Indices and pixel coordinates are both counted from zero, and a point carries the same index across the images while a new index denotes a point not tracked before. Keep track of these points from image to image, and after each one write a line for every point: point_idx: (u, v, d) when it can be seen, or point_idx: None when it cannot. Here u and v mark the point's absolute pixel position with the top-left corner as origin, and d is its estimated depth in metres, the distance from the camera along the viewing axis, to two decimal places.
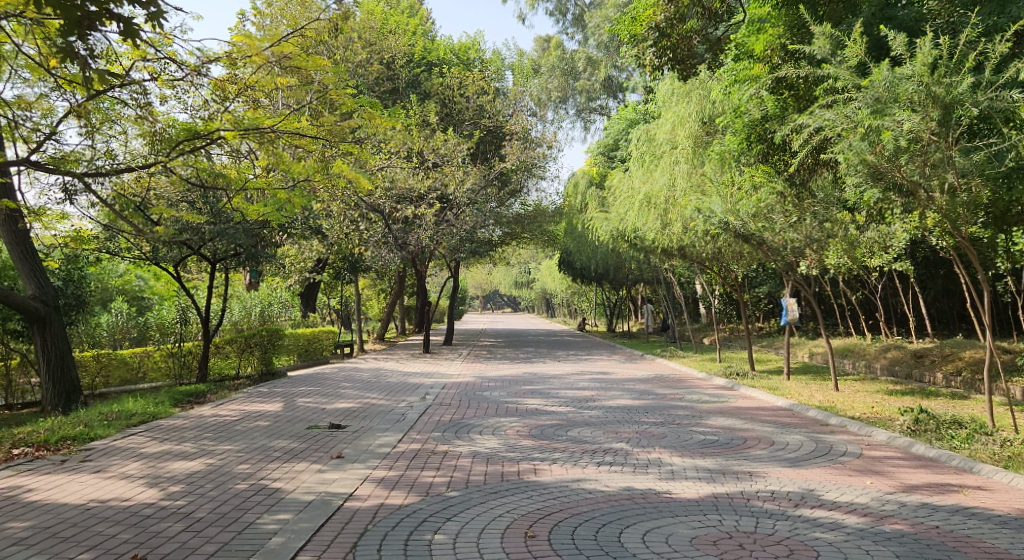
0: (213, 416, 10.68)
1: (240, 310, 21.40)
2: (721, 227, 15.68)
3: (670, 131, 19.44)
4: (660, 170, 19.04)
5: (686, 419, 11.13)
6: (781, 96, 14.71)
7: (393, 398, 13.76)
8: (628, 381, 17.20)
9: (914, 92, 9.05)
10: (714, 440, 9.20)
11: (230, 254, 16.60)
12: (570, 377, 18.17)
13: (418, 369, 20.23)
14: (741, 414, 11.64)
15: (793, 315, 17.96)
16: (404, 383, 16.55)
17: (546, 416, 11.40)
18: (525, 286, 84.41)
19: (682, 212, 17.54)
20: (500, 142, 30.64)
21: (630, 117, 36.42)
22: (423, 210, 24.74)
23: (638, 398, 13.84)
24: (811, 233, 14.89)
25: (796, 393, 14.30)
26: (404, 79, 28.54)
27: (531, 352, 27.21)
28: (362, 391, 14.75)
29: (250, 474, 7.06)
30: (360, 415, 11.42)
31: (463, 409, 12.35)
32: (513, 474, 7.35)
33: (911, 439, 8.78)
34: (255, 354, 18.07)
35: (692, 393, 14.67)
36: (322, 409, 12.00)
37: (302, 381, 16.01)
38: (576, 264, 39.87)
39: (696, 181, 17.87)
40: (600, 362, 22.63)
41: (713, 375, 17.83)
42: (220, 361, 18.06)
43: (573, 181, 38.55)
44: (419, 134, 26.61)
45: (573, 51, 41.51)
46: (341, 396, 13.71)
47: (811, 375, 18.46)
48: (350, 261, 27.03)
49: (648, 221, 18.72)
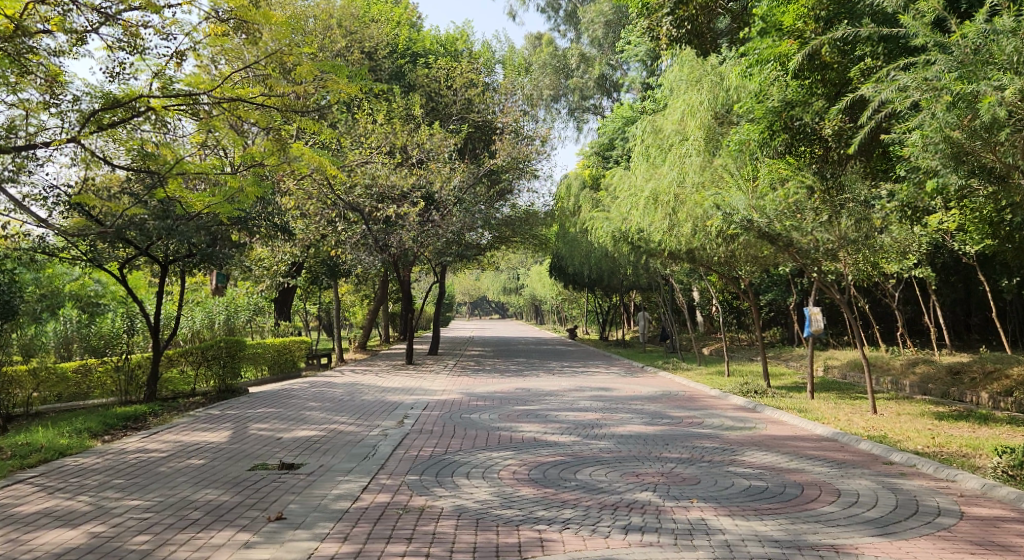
0: (136, 452, 8.70)
1: (203, 318, 19.40)
2: (743, 228, 13.74)
3: (679, 122, 17.46)
4: (668, 164, 17.10)
5: (716, 454, 9.22)
6: (806, 80, 13.11)
7: (365, 422, 11.81)
8: (634, 400, 15.30)
9: (1015, 51, 7.21)
10: (762, 489, 7.30)
11: (183, 254, 14.65)
12: (568, 394, 16.25)
13: (398, 385, 18.21)
14: (781, 447, 9.74)
15: (819, 327, 15.98)
16: (380, 402, 14.62)
17: (546, 450, 9.48)
18: (513, 292, 82.37)
19: (695, 210, 15.60)
20: (490, 138, 28.73)
21: (626, 114, 34.58)
22: (406, 209, 22.80)
23: (650, 424, 11.93)
24: (846, 234, 13.21)
25: (831, 416, 12.43)
26: (386, 70, 26.59)
27: (522, 363, 25.31)
28: (331, 414, 12.77)
29: (145, 554, 5.17)
30: (321, 449, 9.45)
31: (448, 438, 10.40)
32: (512, 551, 5.43)
33: (1018, 490, 6.87)
34: (213, 368, 16.03)
35: (711, 415, 12.75)
36: (277, 438, 10.06)
37: (263, 400, 14.00)
38: (568, 269, 37.98)
39: (711, 175, 15.94)
40: (599, 376, 20.70)
41: (727, 393, 15.98)
42: (174, 378, 15.97)
43: (566, 182, 36.51)
44: (402, 127, 24.67)
45: (565, 48, 39.63)
46: (305, 421, 11.73)
47: (836, 392, 16.62)
48: (328, 264, 25.02)
49: (656, 221, 16.80)
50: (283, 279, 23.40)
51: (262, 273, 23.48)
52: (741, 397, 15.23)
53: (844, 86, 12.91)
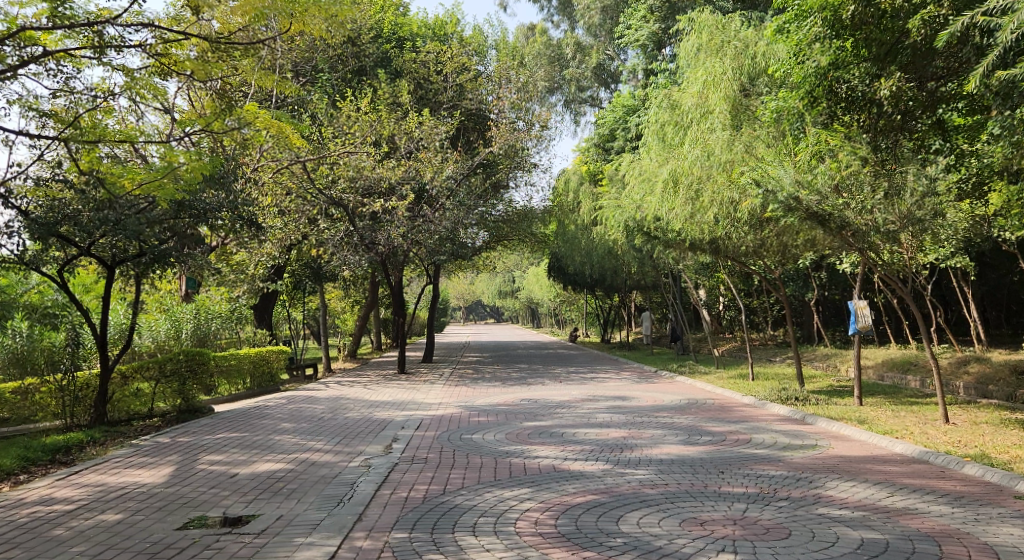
0: (38, 506, 6.71)
1: (169, 327, 17.46)
2: (785, 209, 11.78)
3: (699, 94, 15.36)
4: (688, 140, 15.17)
5: (793, 487, 7.19)
6: (845, 38, 11.02)
7: (345, 449, 9.74)
8: (659, 411, 13.26)
9: None
10: (886, 550, 5.29)
11: (133, 255, 12.65)
12: (583, 406, 14.18)
13: (388, 398, 16.13)
14: (871, 475, 7.71)
15: (866, 322, 13.99)
16: (367, 422, 12.54)
17: (571, 484, 7.44)
18: (509, 295, 80.00)
19: (724, 190, 13.69)
20: (484, 127, 26.71)
21: (628, 103, 32.56)
22: (394, 203, 20.82)
23: (689, 443, 9.87)
24: (909, 212, 11.33)
25: (903, 430, 10.43)
26: (370, 56, 24.52)
27: (524, 370, 23.24)
28: (307, 438, 10.70)
29: None
30: (287, 490, 7.43)
31: (448, 470, 8.36)
32: None
33: None
34: (172, 385, 13.95)
35: (760, 431, 10.70)
36: (230, 475, 8.01)
37: (227, 423, 11.93)
38: (568, 270, 35.97)
39: (744, 149, 13.95)
40: (611, 383, 18.65)
41: (764, 401, 13.98)
42: (129, 397, 13.66)
43: (564, 177, 34.46)
44: (388, 115, 22.72)
45: (560, 38, 37.61)
46: (273, 449, 9.68)
47: (883, 396, 14.64)
48: (314, 266, 23.22)
49: (677, 205, 14.86)
50: (263, 284, 21.43)
51: (240, 279, 21.33)
52: (783, 406, 13.22)
53: (900, 39, 10.55)
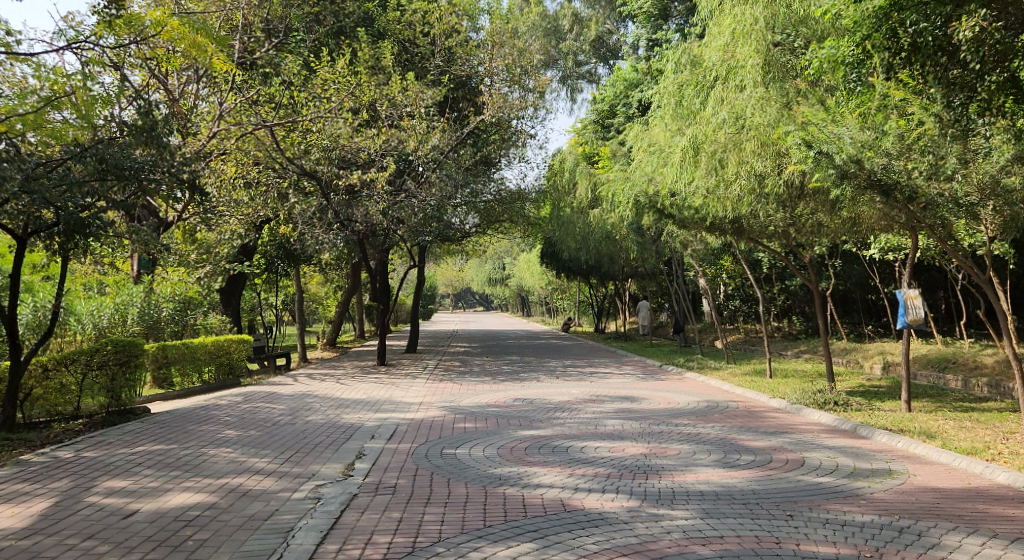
0: None
1: (113, 312, 15.54)
2: (841, 176, 9.54)
3: (725, 48, 13.23)
4: (711, 101, 13.15)
5: (900, 546, 5.19)
6: None
7: (294, 470, 7.72)
8: (679, 417, 11.22)
9: None
10: None
11: (48, 224, 10.45)
12: (585, 409, 12.14)
13: (361, 396, 14.05)
14: (997, 522, 5.69)
15: (917, 315, 11.88)
16: (330, 428, 10.46)
17: (591, 539, 5.40)
18: (499, 283, 77.32)
19: (756, 158, 11.80)
20: (475, 96, 24.53)
21: (630, 76, 30.39)
22: (372, 175, 18.70)
23: (730, 468, 7.73)
24: (992, 178, 9.38)
25: (992, 448, 8.37)
26: (351, 15, 22.30)
27: (516, 363, 21.15)
28: (251, 452, 8.63)
29: None
30: (196, 545, 5.39)
31: (422, 509, 6.29)
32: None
33: None
34: (101, 379, 11.66)
35: (814, 448, 8.59)
36: (125, 516, 6.00)
37: (158, 431, 9.81)
38: (562, 256, 33.80)
39: (780, 109, 11.83)
40: (615, 380, 16.62)
41: (799, 405, 11.93)
42: (51, 392, 11.31)
43: (559, 156, 32.28)
44: (368, 78, 20.48)
45: (556, 10, 35.21)
46: (202, 469, 7.63)
47: (933, 399, 12.65)
48: (286, 248, 21.30)
49: (697, 176, 13.00)
50: (229, 264, 18.77)
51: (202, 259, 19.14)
52: (825, 412, 11.18)
53: None
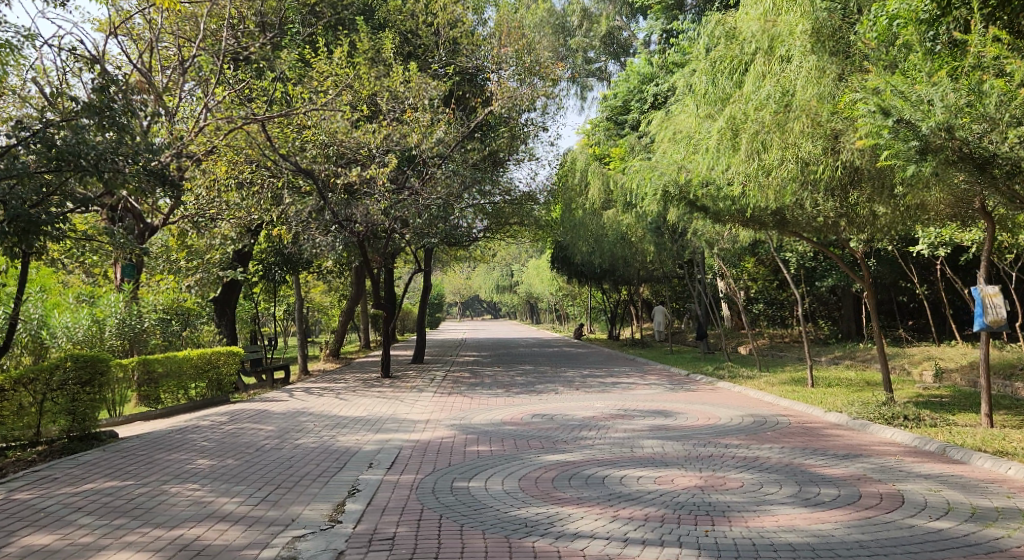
0: None
1: (87, 322, 14.04)
2: (922, 150, 8.05)
3: (766, 17, 11.80)
4: (751, 76, 11.69)
5: None
6: None
7: (271, 514, 6.23)
8: (727, 435, 9.69)
9: None
10: None
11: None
12: (616, 427, 10.61)
13: (360, 414, 12.54)
14: None
15: (998, 315, 10.30)
16: (321, 454, 8.95)
17: None
18: (507, 290, 75.76)
19: (808, 137, 10.32)
20: (482, 90, 23.06)
21: (645, 70, 28.94)
22: (373, 172, 17.27)
23: (814, 506, 6.18)
24: None
25: None
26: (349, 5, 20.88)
27: (531, 373, 19.62)
28: (223, 488, 7.14)
29: None
30: None
31: None
32: None
33: None
34: (64, 399, 10.17)
35: (907, 477, 7.03)
36: None
37: (118, 462, 8.32)
38: (574, 260, 32.28)
39: (836, 81, 10.42)
40: (641, 392, 15.08)
41: (861, 420, 10.39)
42: (7, 415, 9.76)
43: (571, 155, 30.80)
44: (368, 70, 19.06)
45: (564, 5, 33.78)
46: (158, 515, 6.15)
47: (1011, 411, 11.10)
48: (283, 253, 19.81)
49: (737, 161, 11.52)
50: (222, 272, 16.93)
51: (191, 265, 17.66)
52: (896, 429, 9.62)
53: None
